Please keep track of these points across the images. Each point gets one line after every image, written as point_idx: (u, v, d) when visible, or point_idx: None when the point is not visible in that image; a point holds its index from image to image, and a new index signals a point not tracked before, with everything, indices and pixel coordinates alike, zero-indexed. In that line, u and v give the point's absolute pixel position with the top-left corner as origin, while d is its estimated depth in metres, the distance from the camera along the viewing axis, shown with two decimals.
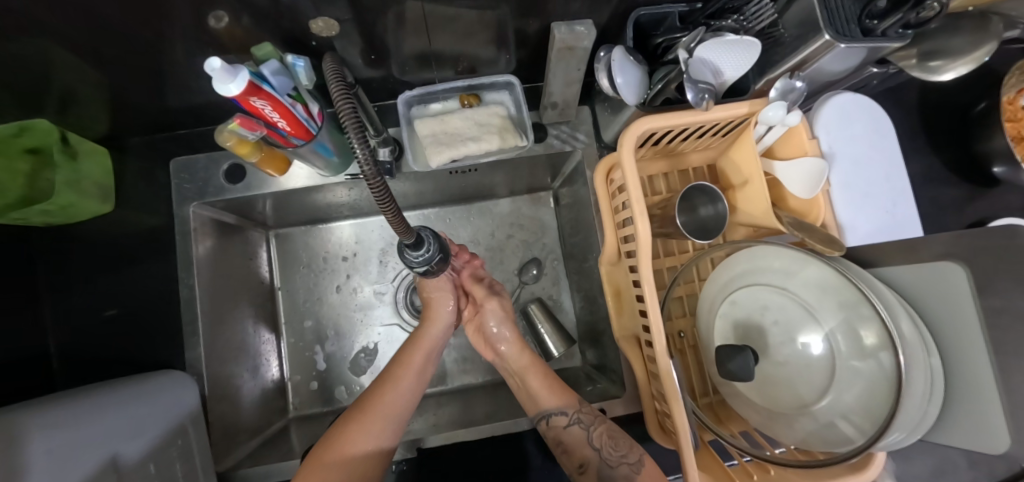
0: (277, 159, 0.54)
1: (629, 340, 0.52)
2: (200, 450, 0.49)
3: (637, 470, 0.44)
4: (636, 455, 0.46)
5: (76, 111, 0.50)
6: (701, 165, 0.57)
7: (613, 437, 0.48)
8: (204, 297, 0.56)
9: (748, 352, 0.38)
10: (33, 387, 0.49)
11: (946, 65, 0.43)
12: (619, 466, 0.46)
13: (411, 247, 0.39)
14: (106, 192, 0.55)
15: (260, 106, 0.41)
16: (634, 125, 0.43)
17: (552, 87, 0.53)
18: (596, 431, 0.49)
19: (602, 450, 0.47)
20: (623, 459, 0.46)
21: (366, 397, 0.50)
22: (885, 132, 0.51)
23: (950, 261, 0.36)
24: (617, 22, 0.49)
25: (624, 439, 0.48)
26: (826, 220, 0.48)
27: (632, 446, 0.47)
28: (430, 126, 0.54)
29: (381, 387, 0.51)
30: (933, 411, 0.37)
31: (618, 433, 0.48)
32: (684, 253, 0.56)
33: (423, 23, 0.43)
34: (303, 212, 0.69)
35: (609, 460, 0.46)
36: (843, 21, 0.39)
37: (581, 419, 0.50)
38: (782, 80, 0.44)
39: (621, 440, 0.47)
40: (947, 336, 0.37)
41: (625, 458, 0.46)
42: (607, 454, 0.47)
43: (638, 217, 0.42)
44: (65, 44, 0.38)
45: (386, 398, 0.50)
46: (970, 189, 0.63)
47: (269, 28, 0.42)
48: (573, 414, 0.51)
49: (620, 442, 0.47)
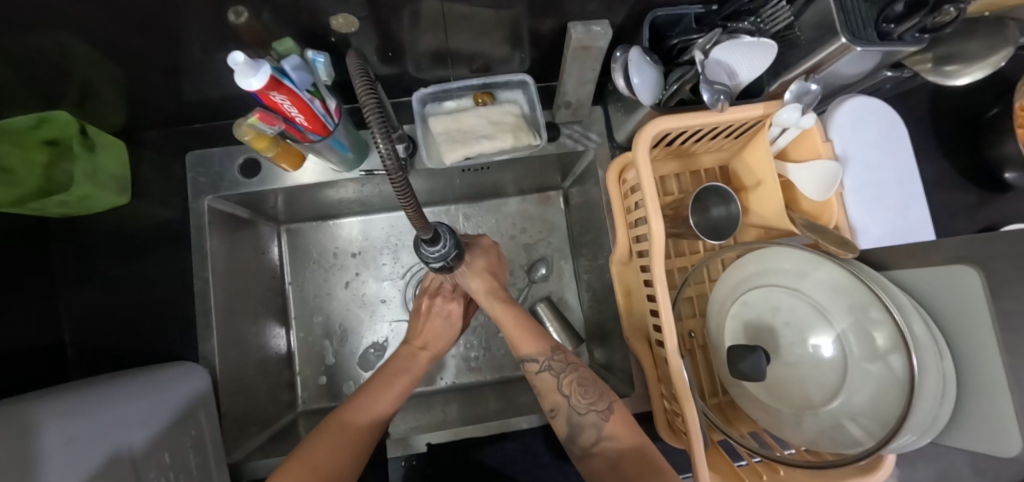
0: (292, 154, 0.55)
1: (639, 339, 0.52)
2: (212, 441, 0.49)
3: (606, 417, 0.46)
4: (605, 403, 0.47)
5: (93, 103, 0.51)
6: (713, 167, 0.58)
7: (581, 384, 0.49)
8: (216, 289, 0.56)
9: (760, 352, 0.38)
10: (48, 376, 0.50)
11: (961, 70, 0.44)
12: (588, 413, 0.47)
13: (427, 243, 0.39)
14: (123, 185, 0.56)
15: (280, 102, 0.41)
16: (650, 126, 0.43)
17: (566, 87, 0.53)
18: (566, 379, 0.50)
19: (571, 397, 0.49)
20: (591, 406, 0.47)
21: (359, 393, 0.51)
22: (899, 135, 0.51)
23: (963, 265, 0.37)
24: (632, 22, 0.50)
25: (595, 387, 0.49)
26: (839, 223, 0.48)
27: (601, 394, 0.48)
28: (444, 124, 0.54)
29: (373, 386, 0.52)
30: (945, 413, 0.37)
31: (588, 380, 0.50)
32: (695, 253, 0.56)
33: (440, 20, 0.44)
34: (314, 207, 0.70)
35: (578, 407, 0.48)
36: (860, 24, 0.39)
37: (552, 366, 0.52)
38: (797, 83, 0.44)
39: (590, 388, 0.49)
40: (960, 339, 0.38)
41: (593, 406, 0.47)
42: (575, 401, 0.48)
43: (651, 216, 0.42)
44: (89, 37, 0.39)
45: (377, 398, 0.50)
46: (981, 193, 0.63)
47: (288, 23, 0.42)
48: (546, 361, 0.52)
49: (589, 390, 0.49)
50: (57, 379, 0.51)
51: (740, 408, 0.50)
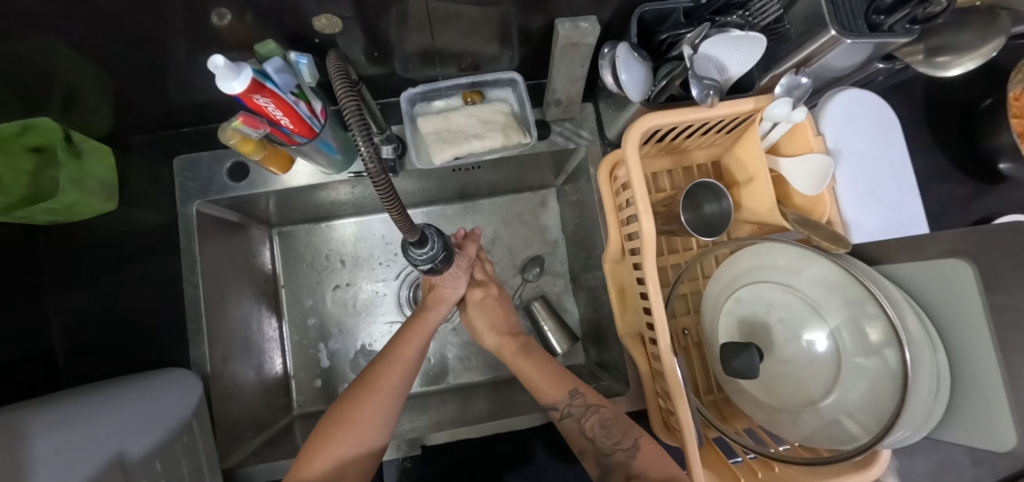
0: (280, 157, 0.54)
1: (632, 338, 0.52)
2: (205, 448, 0.49)
3: (632, 455, 0.45)
4: (630, 440, 0.46)
5: (78, 109, 0.50)
6: (705, 162, 0.57)
7: (603, 426, 0.47)
8: (207, 294, 0.56)
9: (754, 349, 0.38)
10: (39, 383, 0.50)
11: (952, 61, 0.43)
12: (614, 452, 0.46)
13: (415, 246, 0.39)
14: (110, 191, 0.55)
15: (264, 105, 0.41)
16: (639, 122, 0.43)
17: (557, 84, 0.53)
18: (589, 423, 0.48)
19: (595, 440, 0.47)
20: (617, 446, 0.46)
21: (365, 376, 0.50)
22: (891, 128, 0.51)
23: (956, 258, 0.36)
24: (621, 17, 0.49)
25: (616, 425, 0.47)
26: (831, 217, 0.47)
27: (625, 431, 0.47)
28: (433, 124, 0.53)
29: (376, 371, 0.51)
30: (940, 407, 0.37)
31: (610, 421, 0.48)
32: (688, 250, 0.56)
33: (426, 19, 0.43)
34: (305, 210, 0.69)
35: (604, 448, 0.46)
36: (850, 16, 0.39)
37: (573, 412, 0.49)
38: (788, 76, 0.44)
39: (613, 428, 0.47)
40: (954, 333, 0.37)
41: (619, 446, 0.46)
42: (601, 442, 0.47)
43: (642, 214, 0.42)
44: (67, 42, 0.38)
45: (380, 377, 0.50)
46: (976, 185, 0.63)
47: (272, 25, 0.42)
48: (565, 407, 0.50)
49: (614, 429, 0.47)
50: (48, 387, 0.51)
51: (735, 405, 0.50)
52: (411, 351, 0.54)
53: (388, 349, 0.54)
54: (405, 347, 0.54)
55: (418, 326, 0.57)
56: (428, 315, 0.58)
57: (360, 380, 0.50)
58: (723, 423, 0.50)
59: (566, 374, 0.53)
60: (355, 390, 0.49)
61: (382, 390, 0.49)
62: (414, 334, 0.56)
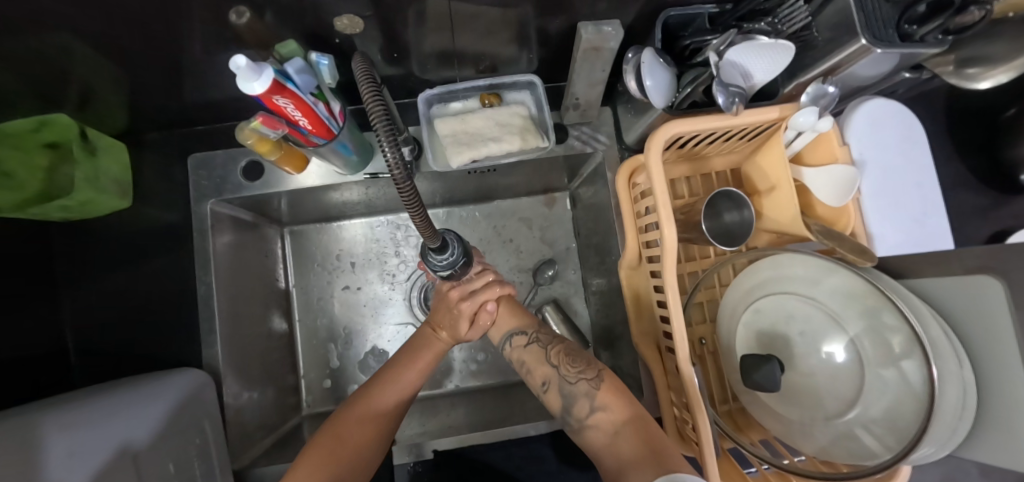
0: (296, 157, 0.54)
1: (648, 346, 0.52)
2: (217, 449, 0.49)
3: (595, 385, 0.43)
4: (594, 371, 0.45)
5: (93, 106, 0.50)
6: (724, 170, 0.57)
7: (569, 354, 0.47)
8: (220, 293, 0.55)
9: (775, 362, 0.37)
10: (52, 381, 0.50)
11: (983, 73, 0.44)
12: (577, 381, 0.44)
13: (435, 251, 0.38)
14: (125, 188, 0.55)
15: (283, 106, 0.40)
16: (662, 129, 0.42)
17: (576, 88, 0.52)
18: (553, 349, 0.48)
19: (559, 366, 0.46)
20: (581, 375, 0.45)
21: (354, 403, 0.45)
22: (916, 138, 0.50)
23: (985, 274, 0.36)
24: (644, 21, 0.48)
25: (582, 357, 0.47)
26: (855, 229, 0.47)
27: (590, 362, 0.46)
28: (450, 126, 0.53)
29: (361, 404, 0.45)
30: (965, 424, 0.36)
31: (574, 352, 0.48)
32: (706, 258, 0.55)
33: (446, 20, 0.42)
34: (317, 209, 0.69)
35: (567, 376, 0.45)
36: (881, 25, 0.38)
37: (539, 338, 0.50)
38: (815, 84, 0.44)
39: (578, 358, 0.47)
40: (981, 349, 0.37)
41: (583, 374, 0.45)
42: (565, 370, 0.46)
43: (664, 222, 0.41)
44: (86, 40, 0.38)
45: (374, 401, 0.45)
46: (996, 196, 0.62)
47: (291, 25, 0.41)
48: (533, 333, 0.51)
49: (579, 360, 0.46)
50: (60, 385, 0.51)
51: (751, 416, 0.49)
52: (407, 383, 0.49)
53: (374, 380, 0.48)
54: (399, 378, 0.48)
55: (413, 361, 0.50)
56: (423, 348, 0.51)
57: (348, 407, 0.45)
58: (738, 434, 0.50)
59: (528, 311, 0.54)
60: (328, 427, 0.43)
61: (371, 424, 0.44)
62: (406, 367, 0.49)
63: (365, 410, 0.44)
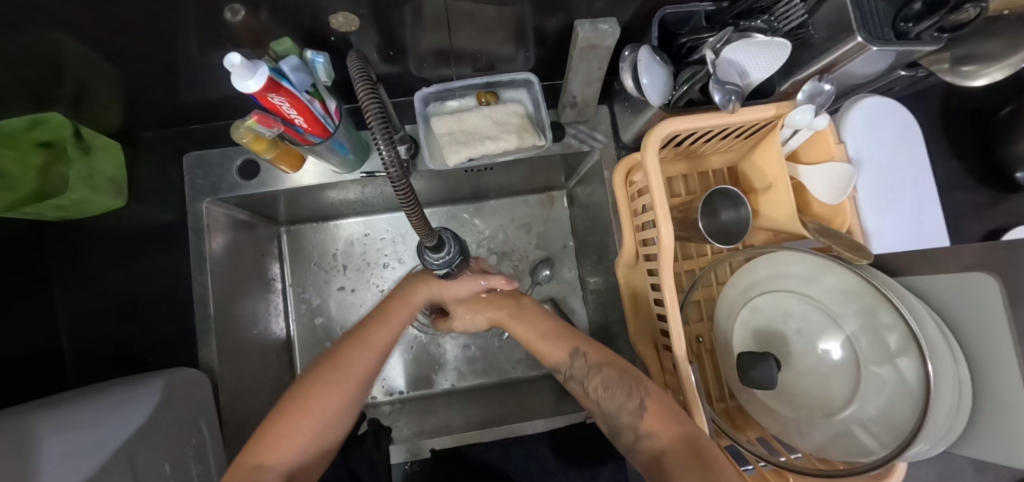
0: (291, 156, 0.54)
1: (646, 344, 0.52)
2: (214, 449, 0.49)
3: (639, 416, 0.42)
4: (636, 401, 0.43)
5: (88, 104, 0.49)
6: (721, 168, 0.57)
7: (606, 387, 0.46)
8: (216, 292, 0.55)
9: (772, 359, 0.37)
10: (48, 382, 0.50)
11: (978, 71, 0.44)
12: (620, 414, 0.44)
13: (431, 250, 0.38)
14: (119, 187, 0.54)
15: (278, 104, 0.40)
16: (659, 127, 0.42)
17: (573, 86, 0.52)
18: (591, 383, 0.48)
19: (601, 402, 0.46)
20: (622, 408, 0.44)
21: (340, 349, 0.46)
22: (912, 135, 0.50)
23: (981, 272, 0.36)
24: (641, 20, 0.48)
25: (621, 386, 0.45)
26: (851, 226, 0.47)
27: (629, 392, 0.44)
28: (447, 124, 0.53)
29: (346, 352, 0.46)
30: (960, 421, 0.36)
31: (614, 381, 0.46)
32: (703, 256, 0.56)
33: (442, 18, 0.42)
34: (313, 208, 0.69)
35: (609, 410, 0.45)
36: (877, 23, 0.38)
37: (576, 374, 0.50)
38: (810, 83, 0.44)
39: (618, 389, 0.45)
40: (976, 345, 0.37)
41: (623, 407, 0.44)
42: (605, 404, 0.46)
43: (661, 219, 0.41)
44: (79, 37, 0.37)
45: (362, 345, 0.47)
46: (991, 194, 0.62)
47: (286, 23, 0.41)
48: (568, 370, 0.51)
49: (617, 391, 0.45)
50: (56, 386, 0.51)
51: (748, 415, 0.49)
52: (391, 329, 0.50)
53: (364, 326, 0.49)
54: (384, 327, 0.49)
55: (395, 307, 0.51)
56: (403, 297, 0.52)
57: (332, 354, 0.46)
58: (735, 432, 0.50)
59: (565, 334, 0.53)
60: (324, 369, 0.44)
61: (355, 367, 0.45)
62: (394, 316, 0.50)
63: (349, 354, 0.46)
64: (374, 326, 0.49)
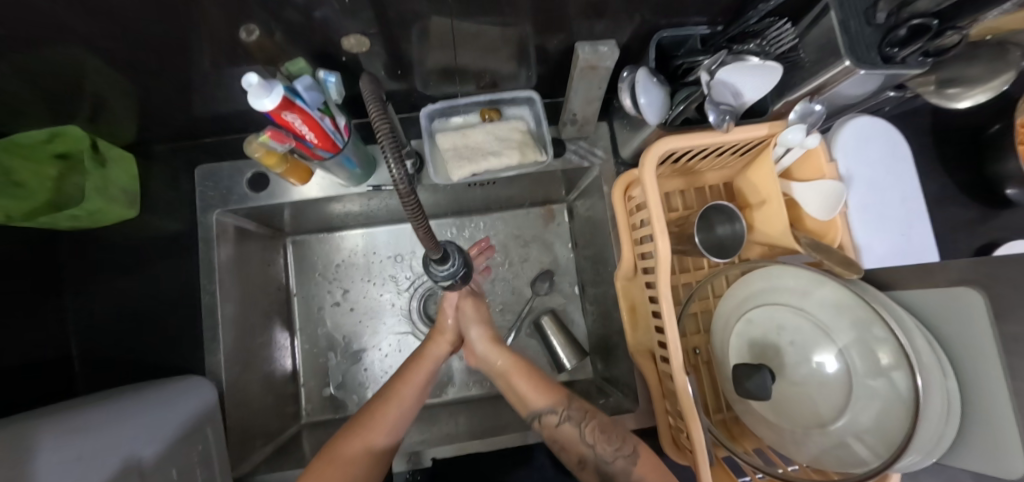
0: (300, 170, 0.55)
1: (644, 355, 0.53)
2: (219, 456, 0.49)
3: (633, 462, 0.44)
4: (631, 447, 0.45)
5: (104, 118, 0.51)
6: (717, 184, 0.58)
7: (604, 431, 0.46)
8: (223, 302, 0.56)
9: (766, 371, 0.38)
10: (56, 389, 0.51)
11: (962, 93, 0.45)
12: (615, 460, 0.45)
13: (437, 262, 0.40)
14: (132, 198, 0.56)
15: (291, 120, 0.42)
16: (656, 145, 0.44)
17: (573, 104, 0.54)
18: (587, 427, 0.47)
19: (596, 446, 0.46)
20: (618, 452, 0.45)
21: (385, 389, 0.52)
22: (902, 154, 0.52)
23: (969, 286, 0.37)
24: (638, 42, 0.50)
25: (617, 432, 0.47)
26: (843, 242, 0.48)
27: (624, 438, 0.46)
28: (451, 139, 0.54)
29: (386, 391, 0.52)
30: (950, 432, 0.37)
31: (608, 427, 0.47)
32: (699, 269, 0.57)
33: (448, 38, 0.44)
34: (319, 220, 0.70)
35: (604, 456, 0.45)
36: (863, 48, 0.40)
37: (572, 416, 0.48)
38: (801, 104, 0.46)
39: (613, 434, 0.46)
40: (963, 358, 0.38)
41: (620, 451, 0.45)
42: (601, 449, 0.46)
43: (658, 235, 0.42)
44: (100, 55, 0.39)
45: (393, 399, 0.51)
46: (982, 209, 0.64)
47: (300, 43, 0.43)
48: (562, 411, 0.48)
49: (613, 436, 0.46)
50: (63, 392, 0.52)
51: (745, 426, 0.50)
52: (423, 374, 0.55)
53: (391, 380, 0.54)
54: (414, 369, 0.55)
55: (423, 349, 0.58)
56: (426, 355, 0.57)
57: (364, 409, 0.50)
58: (732, 443, 0.50)
59: (551, 385, 0.51)
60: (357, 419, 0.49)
61: (398, 404, 0.51)
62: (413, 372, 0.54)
63: (380, 406, 0.50)
64: (398, 380, 0.53)
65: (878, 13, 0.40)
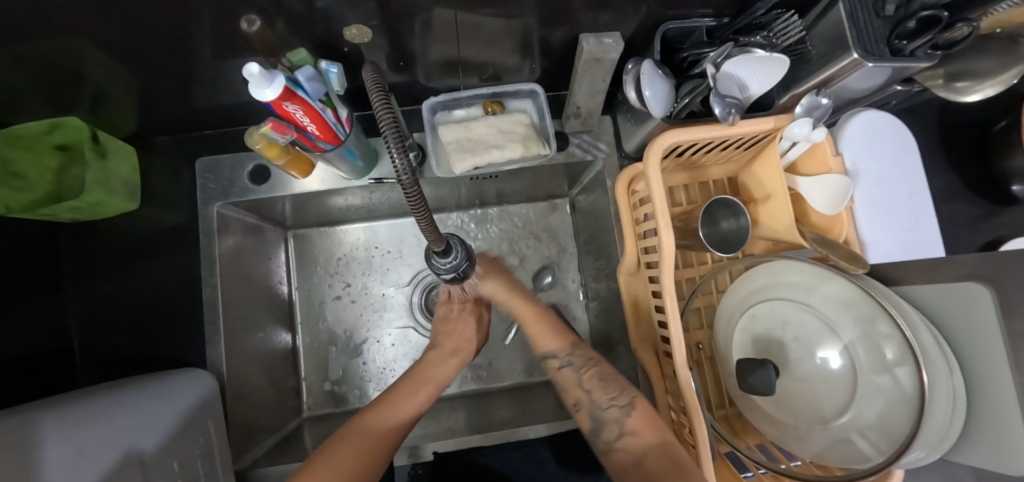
0: (302, 162, 0.55)
1: (646, 350, 0.53)
2: (221, 449, 0.49)
3: (627, 413, 0.46)
4: (626, 398, 0.47)
5: (105, 109, 0.51)
6: (721, 178, 0.58)
7: (602, 379, 0.50)
8: (225, 295, 0.56)
9: (770, 366, 0.38)
10: (57, 381, 0.51)
11: (971, 87, 0.45)
12: (609, 407, 0.47)
13: (439, 255, 0.40)
14: (133, 191, 0.56)
15: (292, 112, 0.41)
16: (661, 138, 0.43)
17: (577, 97, 0.53)
18: (586, 373, 0.51)
19: (592, 392, 0.50)
20: (612, 401, 0.47)
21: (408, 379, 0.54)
22: (908, 149, 0.51)
23: (976, 282, 0.36)
24: (643, 34, 0.50)
25: (615, 382, 0.49)
26: (848, 237, 0.48)
27: (622, 389, 0.48)
28: (454, 132, 0.54)
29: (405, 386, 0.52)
30: (956, 428, 0.37)
31: (608, 375, 0.50)
32: (703, 264, 0.57)
33: (451, 30, 0.44)
34: (321, 214, 0.70)
35: (599, 402, 0.48)
36: (872, 40, 0.39)
37: (573, 362, 0.53)
38: (808, 97, 0.45)
39: (611, 384, 0.49)
40: (969, 354, 0.38)
41: (614, 401, 0.47)
42: (597, 396, 0.49)
43: (662, 228, 0.42)
44: (100, 45, 0.39)
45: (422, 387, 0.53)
46: (988, 205, 0.63)
47: (301, 34, 0.42)
48: (567, 357, 0.54)
49: (611, 385, 0.49)
50: (64, 385, 0.51)
51: (747, 421, 0.50)
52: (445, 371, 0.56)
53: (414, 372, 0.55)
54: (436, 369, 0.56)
55: (440, 351, 0.58)
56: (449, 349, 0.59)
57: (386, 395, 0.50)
58: (734, 438, 0.50)
59: (563, 330, 0.57)
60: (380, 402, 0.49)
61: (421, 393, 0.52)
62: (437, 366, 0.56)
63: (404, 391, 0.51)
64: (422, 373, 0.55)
65: (887, 5, 0.39)
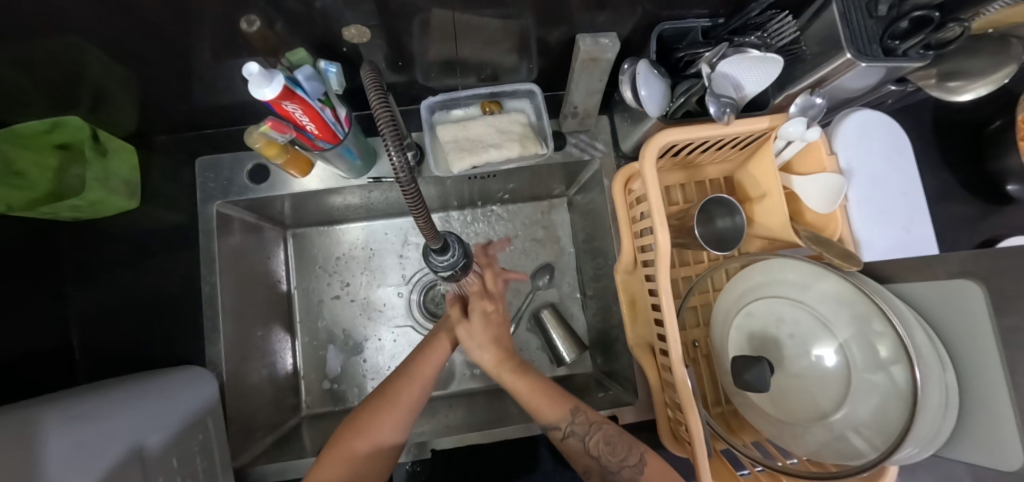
0: (301, 161, 0.55)
1: (643, 348, 0.53)
2: (220, 446, 0.49)
3: (640, 471, 0.44)
4: (636, 456, 0.45)
5: (106, 109, 0.51)
6: (717, 177, 0.59)
7: (608, 442, 0.46)
8: (224, 293, 0.56)
9: (765, 363, 0.38)
10: (57, 378, 0.51)
11: (964, 86, 0.45)
12: (621, 470, 0.45)
13: (437, 253, 0.40)
14: (133, 189, 0.56)
15: (291, 111, 0.42)
16: (657, 137, 0.44)
17: (574, 97, 0.54)
18: (592, 440, 0.47)
19: (601, 458, 0.46)
20: (623, 463, 0.45)
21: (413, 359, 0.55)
22: (902, 148, 0.52)
23: (966, 279, 0.37)
24: (639, 35, 0.50)
25: (621, 440, 0.46)
26: (842, 235, 0.49)
27: (630, 448, 0.46)
28: (452, 132, 0.54)
29: (396, 382, 0.52)
30: (947, 425, 0.37)
31: (614, 438, 0.47)
32: (699, 263, 0.57)
33: (450, 30, 0.44)
34: (320, 213, 0.70)
35: (611, 467, 0.45)
36: (866, 40, 0.40)
37: (576, 431, 0.48)
38: (803, 96, 0.45)
39: (619, 445, 0.46)
40: (962, 351, 0.38)
41: (625, 462, 0.45)
42: (606, 461, 0.46)
43: (657, 227, 0.42)
44: (102, 45, 0.39)
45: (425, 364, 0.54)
46: (983, 205, 0.64)
47: (301, 35, 0.43)
48: (568, 427, 0.48)
49: (618, 447, 0.46)
50: (65, 382, 0.52)
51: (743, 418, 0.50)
52: (438, 357, 0.56)
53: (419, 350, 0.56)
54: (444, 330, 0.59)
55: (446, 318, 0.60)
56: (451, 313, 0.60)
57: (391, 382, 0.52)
58: (730, 435, 0.51)
59: (561, 391, 0.51)
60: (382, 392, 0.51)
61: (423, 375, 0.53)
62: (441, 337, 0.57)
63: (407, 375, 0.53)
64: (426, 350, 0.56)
65: (880, 6, 0.40)
